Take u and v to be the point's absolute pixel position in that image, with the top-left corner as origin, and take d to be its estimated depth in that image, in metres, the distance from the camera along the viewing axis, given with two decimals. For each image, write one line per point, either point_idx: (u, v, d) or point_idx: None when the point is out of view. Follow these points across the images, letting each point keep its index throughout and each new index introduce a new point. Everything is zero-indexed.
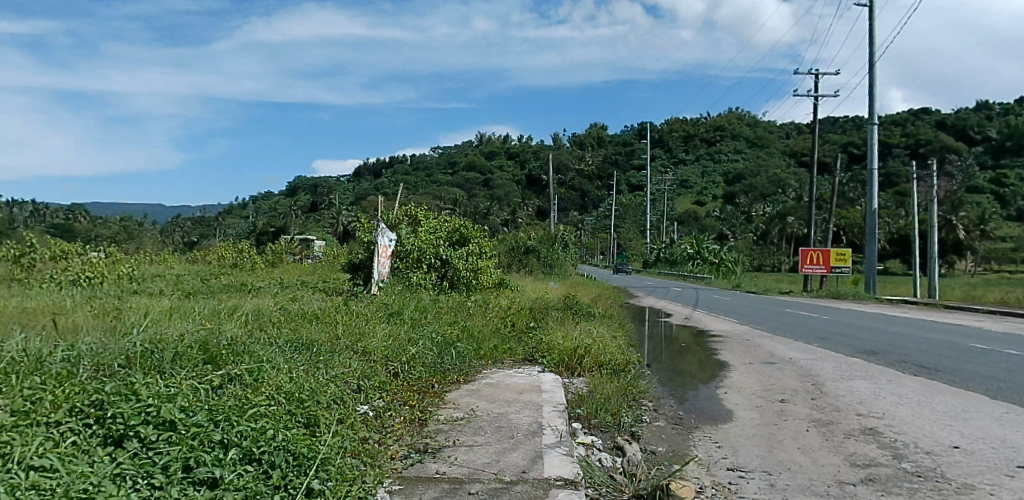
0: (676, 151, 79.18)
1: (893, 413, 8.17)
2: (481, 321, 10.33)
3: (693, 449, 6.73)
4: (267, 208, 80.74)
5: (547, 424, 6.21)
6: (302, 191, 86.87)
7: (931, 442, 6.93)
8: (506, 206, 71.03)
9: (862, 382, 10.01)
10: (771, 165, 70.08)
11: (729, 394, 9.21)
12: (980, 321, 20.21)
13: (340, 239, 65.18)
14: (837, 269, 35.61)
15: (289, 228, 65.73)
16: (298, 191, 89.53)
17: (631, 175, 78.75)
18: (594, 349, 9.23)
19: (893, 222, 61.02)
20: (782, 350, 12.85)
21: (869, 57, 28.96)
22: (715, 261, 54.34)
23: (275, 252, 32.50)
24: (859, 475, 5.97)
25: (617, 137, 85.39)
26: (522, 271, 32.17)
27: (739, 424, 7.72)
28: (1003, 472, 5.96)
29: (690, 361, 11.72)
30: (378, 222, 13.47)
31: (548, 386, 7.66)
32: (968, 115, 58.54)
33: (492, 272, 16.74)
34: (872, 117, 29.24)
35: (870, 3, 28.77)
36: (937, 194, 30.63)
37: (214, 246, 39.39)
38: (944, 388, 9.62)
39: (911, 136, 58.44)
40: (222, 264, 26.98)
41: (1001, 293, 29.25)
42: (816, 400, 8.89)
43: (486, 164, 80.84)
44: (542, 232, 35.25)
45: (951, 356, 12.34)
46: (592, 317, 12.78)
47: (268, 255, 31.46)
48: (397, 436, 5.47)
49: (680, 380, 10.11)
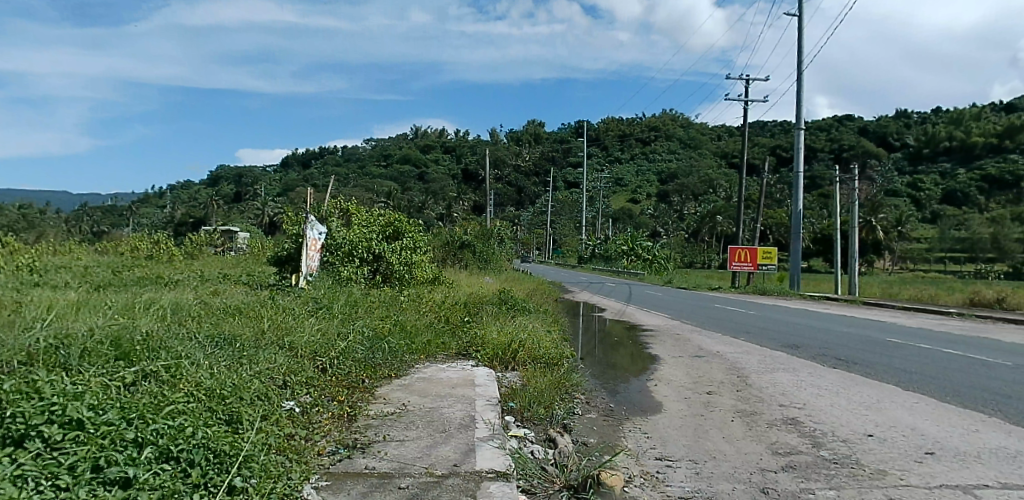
0: (611, 150, 76.26)
1: (813, 403, 8.54)
2: (416, 315, 10.24)
3: (623, 440, 6.86)
4: (187, 198, 77.56)
5: (479, 417, 6.22)
6: (225, 181, 83.83)
7: (847, 431, 7.29)
8: (441, 200, 70.68)
9: (784, 374, 10.40)
10: (703, 165, 72.10)
11: (659, 387, 9.43)
12: (895, 317, 21.37)
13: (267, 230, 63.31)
14: (764, 266, 36.94)
15: (210, 218, 63.46)
16: (220, 181, 86.35)
17: (568, 172, 80.10)
18: (528, 344, 9.31)
19: (817, 222, 63.85)
20: (709, 344, 13.24)
21: (797, 64, 30.22)
22: (648, 258, 55.62)
23: (194, 243, 31.38)
24: (780, 462, 6.22)
25: (554, 134, 86.45)
26: (457, 265, 32.06)
27: (668, 414, 7.93)
28: (912, 458, 6.33)
29: (623, 354, 11.90)
30: (307, 213, 13.11)
31: (481, 380, 7.63)
32: (887, 123, 61.80)
33: (427, 267, 16.55)
34: (799, 122, 30.44)
35: (799, 13, 30.07)
36: (858, 197, 32.06)
37: (128, 236, 37.81)
38: (861, 379, 10.14)
39: (835, 141, 61.17)
40: (135, 255, 25.87)
41: (914, 291, 31.02)
42: (741, 391, 9.21)
43: (421, 158, 80.14)
44: (478, 227, 35.24)
45: (868, 350, 13.00)
46: (526, 312, 12.83)
47: (186, 246, 30.31)
48: (324, 431, 5.35)
49: (612, 373, 10.30)
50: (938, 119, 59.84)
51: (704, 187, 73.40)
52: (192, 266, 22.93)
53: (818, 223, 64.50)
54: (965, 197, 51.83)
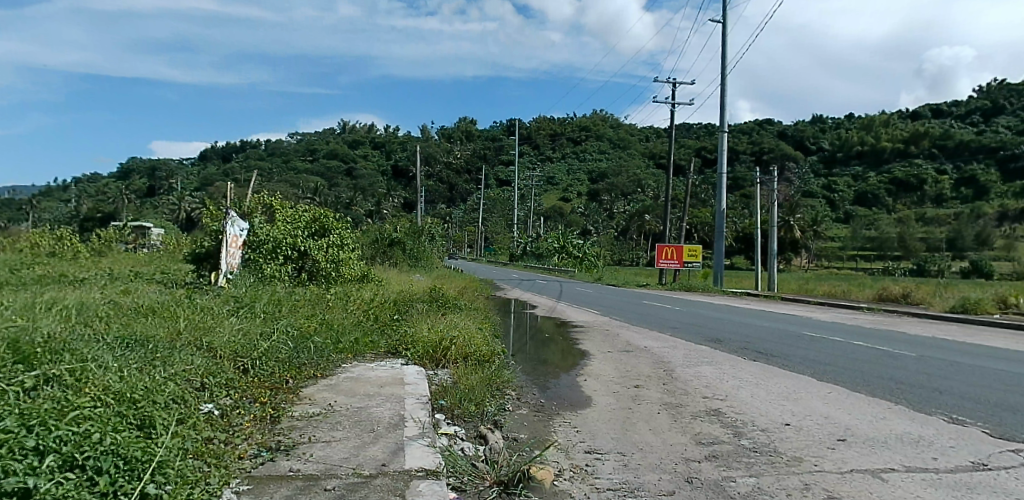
0: (543, 149, 78.09)
1: (735, 394, 8.86)
2: (342, 314, 10.01)
3: (553, 434, 6.92)
4: (95, 191, 73.24)
5: (409, 415, 6.14)
6: (138, 175, 79.74)
7: (767, 420, 7.59)
8: (370, 197, 69.58)
9: (708, 367, 10.76)
10: (632, 165, 73.67)
11: (588, 381, 9.58)
12: (812, 312, 22.45)
13: (185, 227, 61.03)
14: (689, 264, 38.12)
15: (121, 213, 60.18)
16: (133, 174, 82.04)
17: (499, 169, 80.54)
18: (459, 342, 9.24)
19: (739, 221, 66.44)
20: (637, 339, 13.54)
21: (721, 69, 31.28)
22: (578, 256, 56.42)
23: (102, 239, 29.73)
24: (703, 452, 6.42)
25: (486, 132, 86.69)
26: (387, 262, 31.65)
27: (597, 409, 8.06)
28: (825, 445, 6.66)
29: (553, 350, 12.01)
30: (227, 209, 12.64)
31: (411, 379, 7.55)
32: (804, 127, 64.86)
33: (354, 264, 16.22)
34: (722, 125, 31.50)
35: (724, 20, 31.13)
36: (777, 198, 33.47)
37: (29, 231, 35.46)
38: (779, 371, 10.59)
39: (756, 144, 63.70)
40: (35, 252, 24.24)
41: (829, 287, 32.73)
42: (668, 384, 9.46)
43: (349, 153, 78.66)
44: (408, 224, 34.83)
45: (786, 343, 13.59)
46: (457, 309, 12.78)
47: (94, 242, 28.68)
48: (246, 434, 5.16)
49: (542, 369, 10.38)
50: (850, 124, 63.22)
51: (633, 186, 74.82)
52: (99, 264, 21.66)
53: (740, 222, 67.09)
54: (874, 198, 56.50)
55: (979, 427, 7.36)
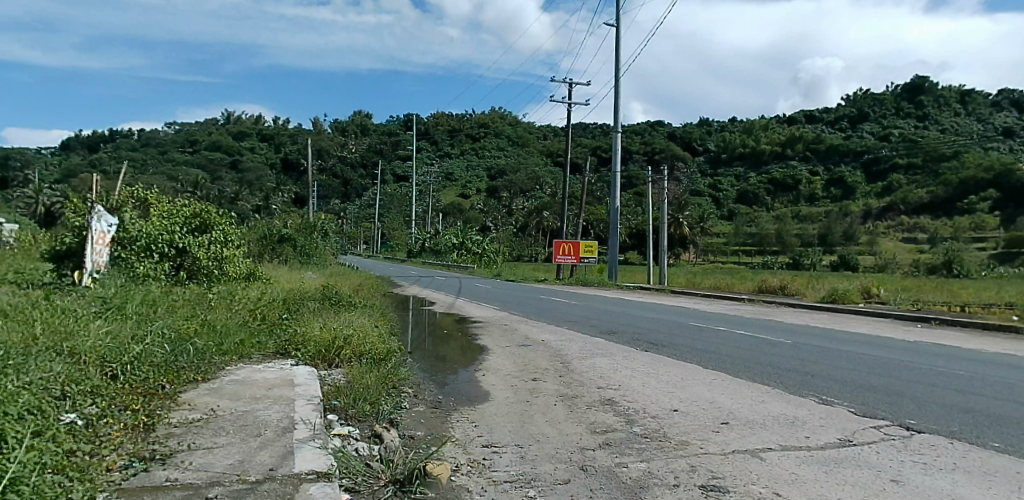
0: (441, 144, 79.68)
1: (627, 384, 9.18)
2: (227, 314, 9.54)
3: (451, 430, 6.88)
4: None
5: (299, 417, 5.91)
6: None
7: (657, 407, 7.91)
8: (257, 192, 66.55)
9: (602, 359, 11.08)
10: (530, 163, 74.72)
11: (486, 376, 9.61)
12: (700, 304, 23.67)
13: (43, 222, 57.58)
14: (586, 259, 39.12)
15: None
16: None
17: (396, 165, 79.66)
18: (354, 340, 8.99)
19: (633, 218, 68.96)
20: (535, 333, 13.77)
21: (615, 71, 32.38)
22: (477, 252, 56.51)
23: None
24: (598, 440, 6.59)
25: (382, 127, 85.80)
26: (276, 260, 30.42)
27: (495, 403, 8.10)
28: (710, 428, 7.02)
29: (452, 346, 11.98)
30: (93, 203, 11.70)
31: (302, 380, 7.26)
32: (691, 129, 68.25)
33: (238, 261, 15.47)
34: (617, 126, 32.58)
35: (618, 25, 32.27)
36: (667, 196, 34.95)
37: None
38: (669, 360, 11.07)
39: (647, 144, 66.33)
40: None
41: (714, 280, 34.68)
42: (564, 376, 9.64)
43: (235, 145, 74.95)
44: (298, 220, 33.55)
45: (676, 334, 14.25)
46: (351, 307, 12.49)
47: None
48: (116, 445, 4.77)
49: (441, 366, 10.29)
50: (732, 127, 67.14)
51: (532, 183, 75.95)
52: None
53: (633, 219, 69.64)
54: (756, 197, 61.14)
55: (845, 407, 8.02)
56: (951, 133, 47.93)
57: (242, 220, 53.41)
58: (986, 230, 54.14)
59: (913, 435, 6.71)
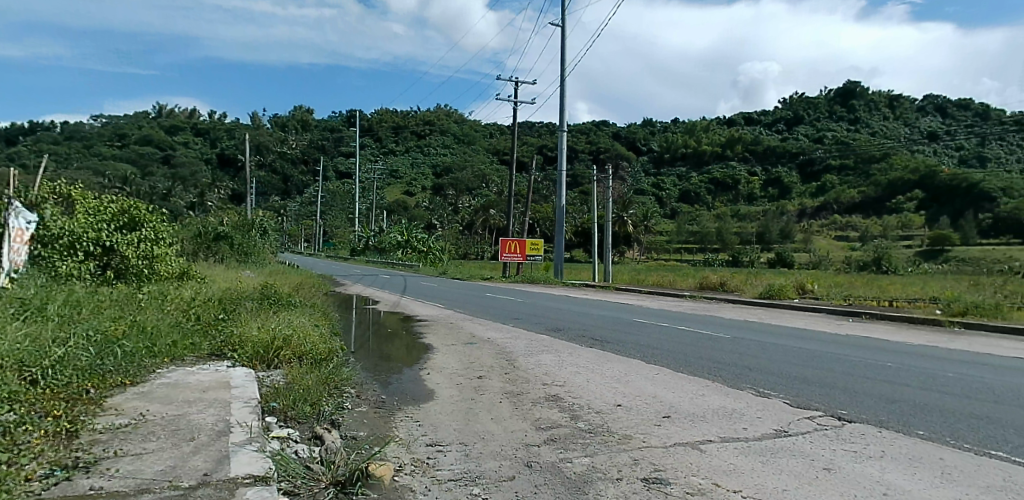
0: (385, 141, 79.56)
1: (572, 380, 9.25)
2: (158, 314, 9.18)
3: (394, 430, 6.79)
4: None
5: (235, 421, 5.73)
6: None
7: (601, 403, 8.00)
8: (191, 188, 64.23)
9: (548, 355, 11.15)
10: (476, 161, 75.47)
11: (431, 375, 9.54)
12: (644, 301, 24.11)
13: None
14: (532, 257, 39.32)
15: None
16: None
17: (338, 161, 78.42)
18: (293, 340, 8.76)
19: (579, 217, 69.74)
20: (480, 331, 13.76)
21: (560, 72, 32.69)
22: (423, 250, 56.09)
23: None
24: (543, 436, 6.62)
25: (323, 123, 84.51)
26: (211, 258, 29.50)
27: (440, 401, 8.03)
28: (653, 422, 7.14)
29: (396, 345, 11.85)
30: (9, 198, 11.04)
31: (237, 382, 7.05)
32: (635, 128, 69.34)
33: (168, 260, 14.91)
34: (563, 125, 32.91)
35: (563, 26, 32.62)
36: (612, 195, 35.48)
37: None
38: (612, 356, 11.24)
39: (592, 143, 67.09)
40: None
41: (657, 277, 35.40)
42: (509, 374, 9.66)
43: (166, 140, 72.24)
44: (236, 218, 32.62)
45: (621, 330, 14.52)
46: (291, 307, 12.20)
47: None
48: (34, 453, 4.50)
49: (384, 365, 10.17)
50: (674, 127, 68.67)
51: (478, 182, 75.97)
52: None
53: (579, 218, 70.42)
54: (697, 196, 62.43)
55: (780, 398, 8.30)
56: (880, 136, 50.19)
57: (176, 217, 51.46)
58: (911, 228, 56.89)
59: (844, 425, 6.98)
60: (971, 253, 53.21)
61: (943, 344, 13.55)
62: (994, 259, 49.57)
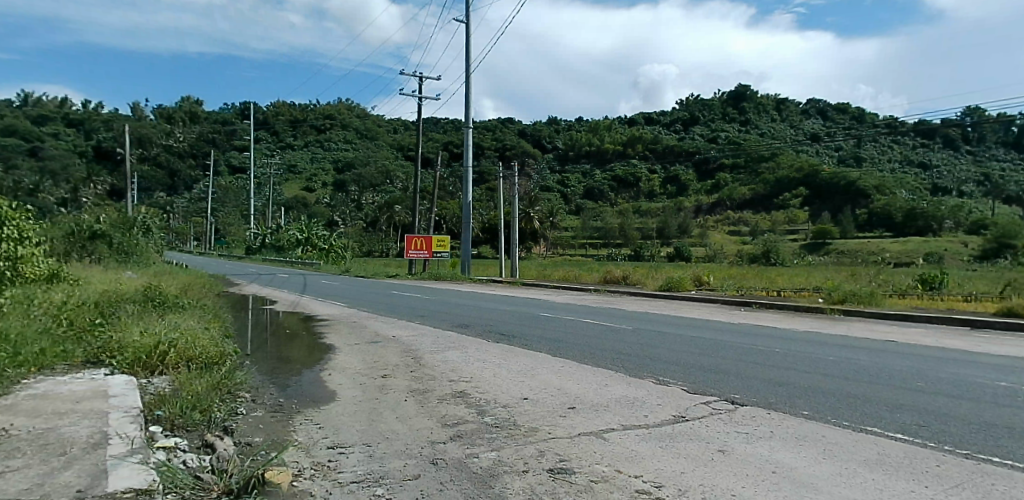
0: (283, 135, 76.36)
1: (478, 375, 9.23)
2: (21, 320, 8.39)
3: (293, 434, 6.52)
4: None
5: (115, 432, 5.32)
6: None
7: (508, 397, 8.05)
8: (63, 182, 58.85)
9: (454, 352, 11.09)
10: (379, 156, 74.57)
11: (333, 375, 9.26)
12: (550, 295, 24.53)
13: None
14: (438, 253, 39.00)
15: None
16: None
17: (231, 155, 76.94)
18: (180, 344, 8.25)
19: (486, 213, 70.16)
20: (385, 329, 13.54)
21: (465, 68, 32.53)
22: (324, 247, 54.77)
23: None
24: (449, 433, 6.57)
25: (213, 115, 80.62)
26: (86, 258, 27.43)
27: (342, 402, 7.81)
28: (559, 414, 7.24)
29: (296, 347, 11.43)
30: None
31: (116, 391, 6.56)
32: (541, 127, 68.15)
33: (31, 260, 13.67)
34: (468, 121, 32.85)
35: (468, 22, 32.53)
36: (518, 191, 35.76)
37: None
38: (518, 350, 11.34)
39: (498, 141, 66.67)
40: None
41: (563, 272, 36.03)
42: (414, 371, 9.53)
43: (32, 129, 64.09)
44: (114, 215, 30.39)
45: (526, 324, 14.64)
46: (180, 309, 11.50)
47: None
48: None
49: (282, 367, 9.79)
50: (577, 126, 70.11)
51: (382, 178, 74.75)
52: None
53: (486, 214, 70.75)
54: (601, 193, 67.34)
55: (679, 385, 8.64)
56: (768, 137, 53.31)
57: (46, 214, 47.15)
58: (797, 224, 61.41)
59: (736, 408, 7.35)
60: (852, 243, 56.89)
61: (823, 329, 14.61)
62: (868, 251, 53.80)
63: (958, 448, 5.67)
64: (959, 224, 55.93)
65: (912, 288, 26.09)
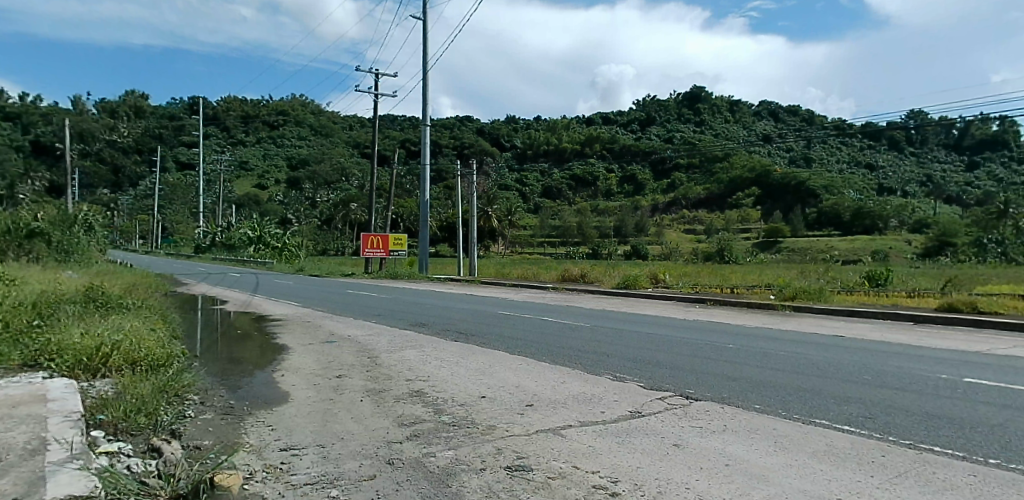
0: (234, 131, 74.63)
1: (436, 375, 9.17)
2: None
3: (244, 437, 6.37)
4: None
5: (54, 437, 5.11)
6: None
7: (465, 395, 8.01)
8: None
9: (411, 351, 11.00)
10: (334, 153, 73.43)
11: (286, 376, 9.08)
12: (508, 293, 24.52)
13: None
14: (394, 252, 38.61)
15: None
16: None
17: (179, 151, 75.21)
18: (124, 345, 7.97)
19: (444, 211, 70.00)
20: (340, 329, 13.34)
21: (422, 65, 32.30)
22: (277, 246, 53.74)
23: None
24: (406, 432, 6.51)
25: (160, 110, 78.16)
26: (23, 257, 26.32)
27: (295, 403, 7.66)
28: (517, 411, 7.25)
29: (248, 347, 11.17)
30: None
31: (55, 395, 6.31)
32: (499, 126, 67.44)
33: None
34: (426, 118, 32.63)
35: (424, 18, 32.31)
36: (476, 190, 35.71)
37: None
38: (476, 349, 11.31)
39: (456, 138, 65.80)
40: None
41: (522, 270, 36.12)
42: (371, 371, 9.41)
43: None
44: (53, 212, 29.18)
45: (484, 322, 14.62)
46: (124, 309, 11.13)
47: None
48: None
49: (233, 368, 9.56)
50: (535, 125, 70.35)
51: (337, 175, 73.69)
52: None
53: (443, 212, 70.49)
54: (559, 192, 68.18)
55: (635, 382, 8.74)
56: (722, 138, 54.51)
57: None
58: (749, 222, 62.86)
59: (691, 403, 7.48)
60: (802, 240, 58.48)
61: (774, 325, 14.98)
62: (818, 249, 55.26)
63: (904, 439, 5.86)
64: (903, 223, 58.60)
65: (859, 284, 27.04)
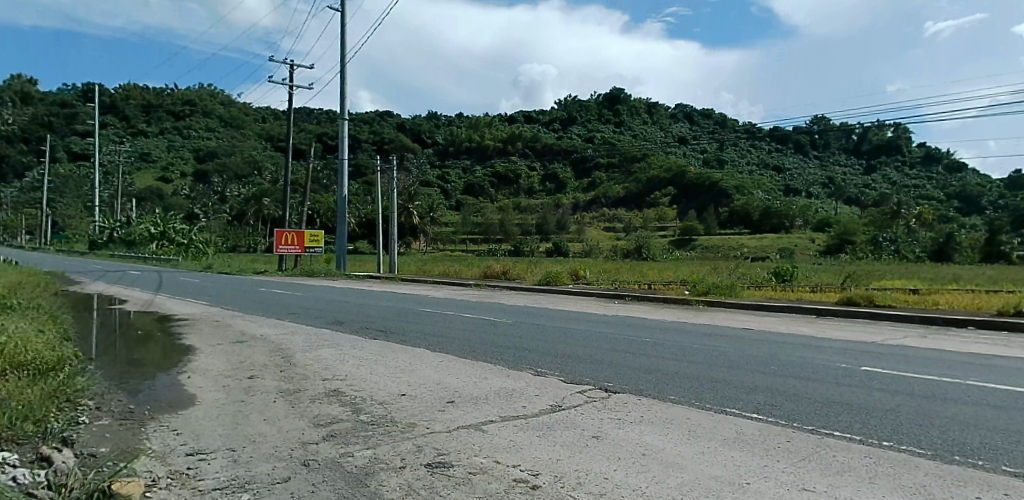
0: (134, 121, 70.28)
1: (354, 373, 8.94)
2: None
3: (145, 442, 6.00)
4: None
5: None
6: None
7: (385, 394, 7.85)
8: None
9: (328, 349, 10.69)
10: (246, 146, 68.61)
11: (192, 378, 8.63)
12: (428, 290, 24.22)
13: None
14: (310, 249, 37.47)
15: None
16: None
17: (72, 140, 69.29)
18: (6, 348, 7.36)
19: (363, 207, 69.17)
20: (252, 328, 12.82)
21: (342, 58, 31.44)
22: (182, 242, 51.04)
23: None
24: (322, 433, 6.32)
25: (50, 95, 72.48)
26: None
27: (203, 406, 7.29)
28: (437, 408, 7.17)
29: (150, 349, 10.54)
30: None
31: None
32: (419, 122, 67.06)
33: None
34: (344, 112, 31.78)
35: (342, 11, 31.46)
36: (396, 186, 35.17)
37: None
38: (395, 346, 11.10)
39: (376, 134, 64.63)
40: None
41: (442, 267, 35.91)
42: (285, 371, 9.07)
43: None
44: None
45: (404, 320, 14.36)
46: (8, 310, 10.27)
47: None
48: None
49: (132, 371, 9.01)
50: (456, 122, 70.00)
51: (248, 169, 72.46)
52: None
53: (362, 208, 69.70)
54: (481, 189, 68.01)
55: (556, 376, 8.82)
56: (640, 138, 56.23)
57: None
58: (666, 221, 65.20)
59: (610, 396, 7.62)
60: (715, 238, 61.01)
61: (688, 319, 15.49)
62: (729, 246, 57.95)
63: (807, 425, 6.19)
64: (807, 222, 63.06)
65: (766, 280, 28.52)
